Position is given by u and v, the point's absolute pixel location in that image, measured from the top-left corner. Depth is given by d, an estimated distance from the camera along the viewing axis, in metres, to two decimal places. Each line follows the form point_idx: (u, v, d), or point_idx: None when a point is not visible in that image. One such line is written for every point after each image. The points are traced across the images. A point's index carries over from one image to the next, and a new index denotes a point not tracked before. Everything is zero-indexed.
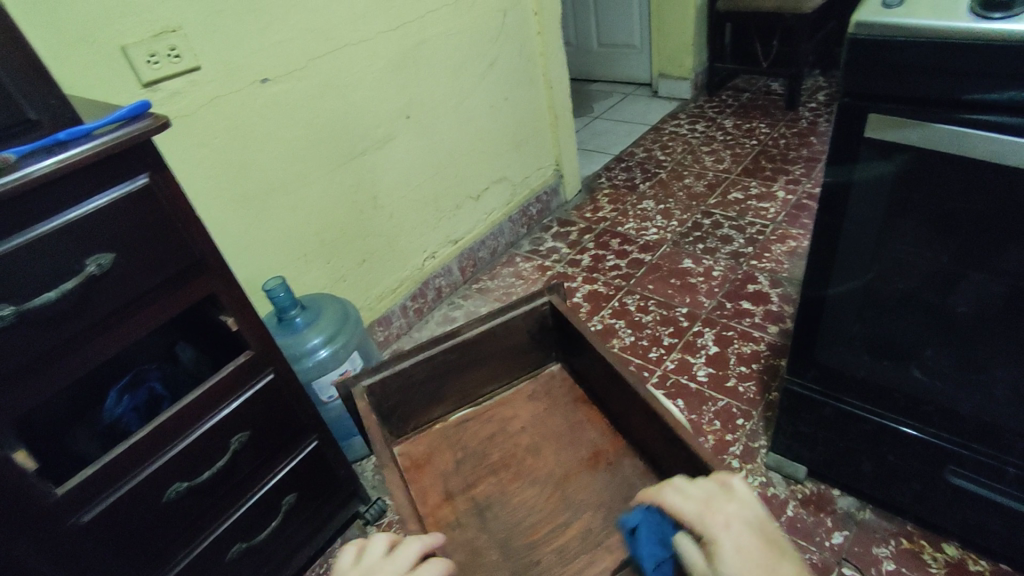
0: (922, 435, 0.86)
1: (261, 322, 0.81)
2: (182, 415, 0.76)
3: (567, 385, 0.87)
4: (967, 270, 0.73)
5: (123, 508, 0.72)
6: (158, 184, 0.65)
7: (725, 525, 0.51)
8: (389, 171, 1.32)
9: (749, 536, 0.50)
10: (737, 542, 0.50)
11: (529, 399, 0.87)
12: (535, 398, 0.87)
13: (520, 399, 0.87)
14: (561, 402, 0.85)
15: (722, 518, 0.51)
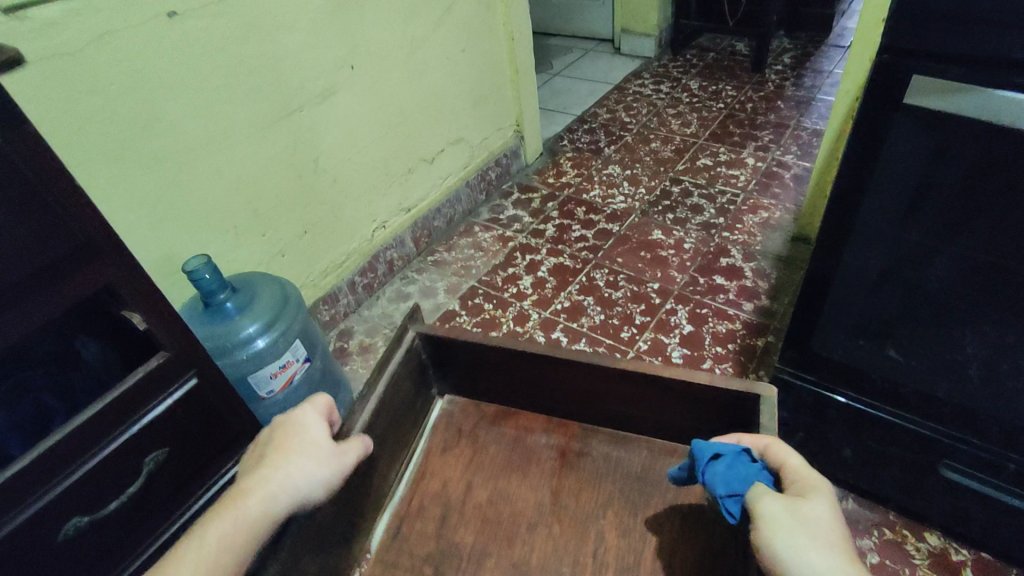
0: (893, 418, 0.83)
1: (176, 317, 0.66)
2: (79, 436, 0.61)
3: (460, 421, 0.80)
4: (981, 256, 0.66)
5: (2, 555, 0.57)
6: (19, 146, 0.49)
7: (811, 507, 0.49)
8: (332, 130, 1.16)
9: (825, 522, 0.48)
10: (824, 509, 0.49)
11: (442, 450, 0.77)
12: (446, 445, 0.77)
13: (433, 461, 0.76)
14: (468, 444, 0.77)
15: (808, 489, 0.51)
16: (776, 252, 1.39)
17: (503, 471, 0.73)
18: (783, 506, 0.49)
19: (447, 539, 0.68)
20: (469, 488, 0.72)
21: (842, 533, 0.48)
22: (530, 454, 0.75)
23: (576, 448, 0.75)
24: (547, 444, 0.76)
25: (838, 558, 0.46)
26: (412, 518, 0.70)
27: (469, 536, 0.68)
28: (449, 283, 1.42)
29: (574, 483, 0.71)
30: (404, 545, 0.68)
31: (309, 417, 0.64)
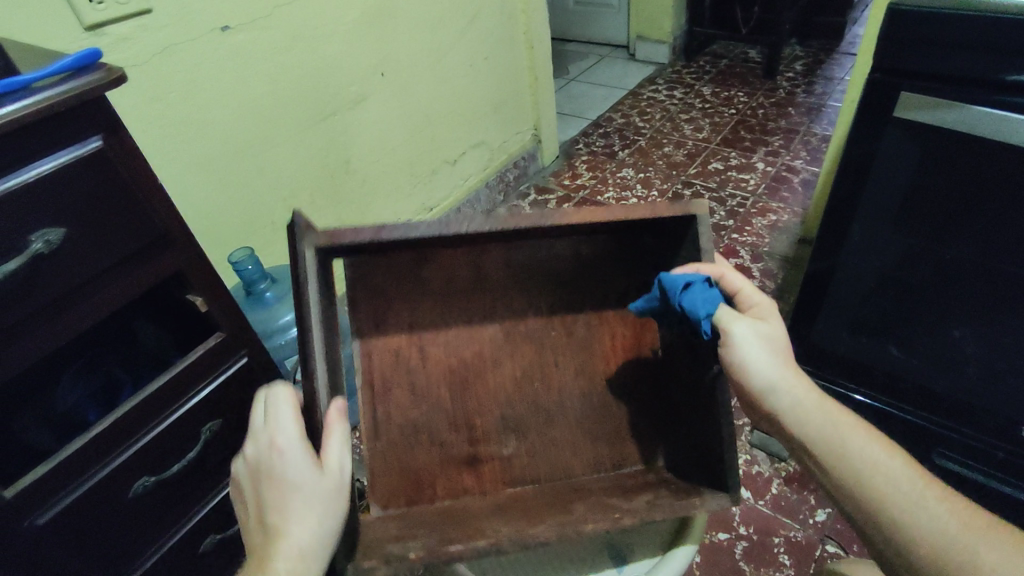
0: (873, 402, 0.90)
1: (231, 300, 0.73)
2: (146, 406, 0.68)
3: (374, 300, 0.65)
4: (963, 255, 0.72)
5: (81, 508, 0.65)
6: (115, 148, 0.56)
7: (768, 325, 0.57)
8: (363, 133, 1.23)
9: (779, 337, 0.57)
10: (778, 324, 0.57)
11: (374, 325, 0.66)
12: (375, 319, 0.66)
13: (368, 338, 0.66)
14: (400, 320, 0.67)
15: (764, 312, 0.58)
16: (783, 254, 1.44)
17: (461, 346, 0.68)
18: (749, 328, 0.55)
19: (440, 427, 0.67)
20: (431, 362, 0.67)
21: (787, 348, 0.57)
22: (477, 320, 0.68)
23: (516, 308, 0.69)
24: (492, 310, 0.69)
25: (788, 369, 0.55)
26: (382, 394, 0.66)
27: (484, 419, 0.68)
28: None
29: (547, 358, 0.70)
30: (401, 421, 0.66)
31: (276, 433, 0.49)
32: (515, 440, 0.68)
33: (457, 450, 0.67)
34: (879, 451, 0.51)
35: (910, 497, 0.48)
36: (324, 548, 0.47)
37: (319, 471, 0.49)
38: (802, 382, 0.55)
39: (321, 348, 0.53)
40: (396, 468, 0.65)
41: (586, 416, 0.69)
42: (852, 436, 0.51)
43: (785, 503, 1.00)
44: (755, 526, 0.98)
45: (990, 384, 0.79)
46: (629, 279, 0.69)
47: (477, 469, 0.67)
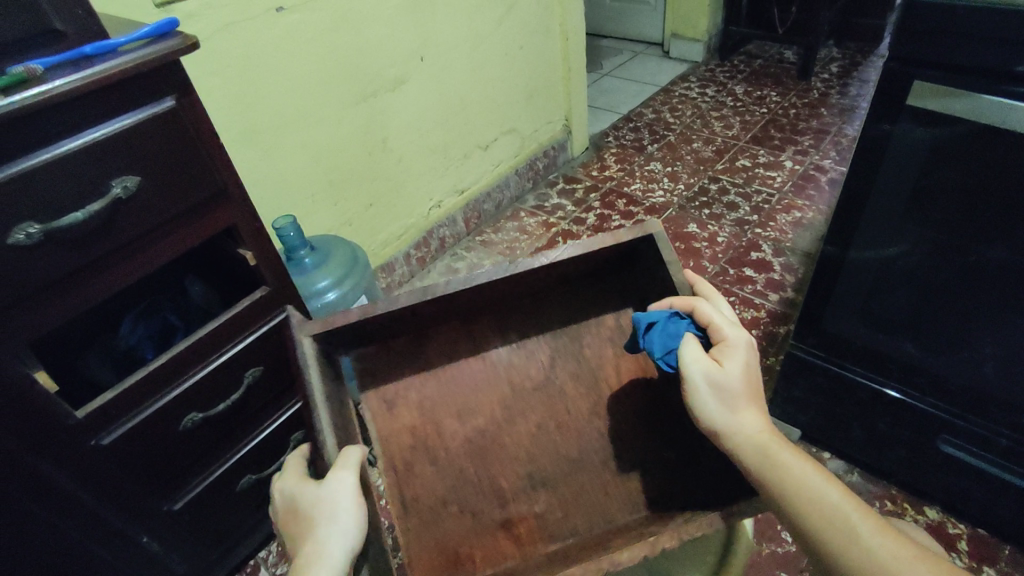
0: (905, 398, 0.91)
1: (277, 258, 0.80)
2: (198, 348, 0.75)
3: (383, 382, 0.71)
4: (970, 242, 0.74)
5: (139, 435, 0.72)
6: (185, 108, 0.63)
7: (730, 364, 0.59)
8: (401, 115, 1.29)
9: (741, 377, 0.58)
10: (743, 363, 0.59)
11: (388, 407, 0.70)
12: (387, 402, 0.71)
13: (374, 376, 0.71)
14: (410, 399, 0.71)
15: (731, 351, 0.59)
16: (805, 250, 1.46)
17: (472, 411, 0.71)
18: (701, 373, 0.58)
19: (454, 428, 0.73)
20: (449, 433, 0.70)
21: (748, 385, 0.58)
22: (483, 382, 0.73)
23: (519, 367, 0.74)
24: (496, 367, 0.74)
25: (744, 413, 0.57)
26: (407, 477, 0.68)
27: (510, 477, 0.70)
28: (495, 261, 1.55)
29: (558, 411, 0.73)
30: (429, 499, 0.68)
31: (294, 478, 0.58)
32: (544, 493, 0.69)
33: (490, 514, 0.68)
34: (824, 488, 0.52)
35: (846, 537, 0.49)
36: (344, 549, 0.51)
37: (328, 480, 0.54)
38: (756, 421, 0.57)
39: (321, 400, 0.59)
40: (432, 542, 0.66)
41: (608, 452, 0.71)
42: (797, 473, 0.53)
43: None
44: None
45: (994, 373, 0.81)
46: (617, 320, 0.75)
47: (512, 530, 0.67)
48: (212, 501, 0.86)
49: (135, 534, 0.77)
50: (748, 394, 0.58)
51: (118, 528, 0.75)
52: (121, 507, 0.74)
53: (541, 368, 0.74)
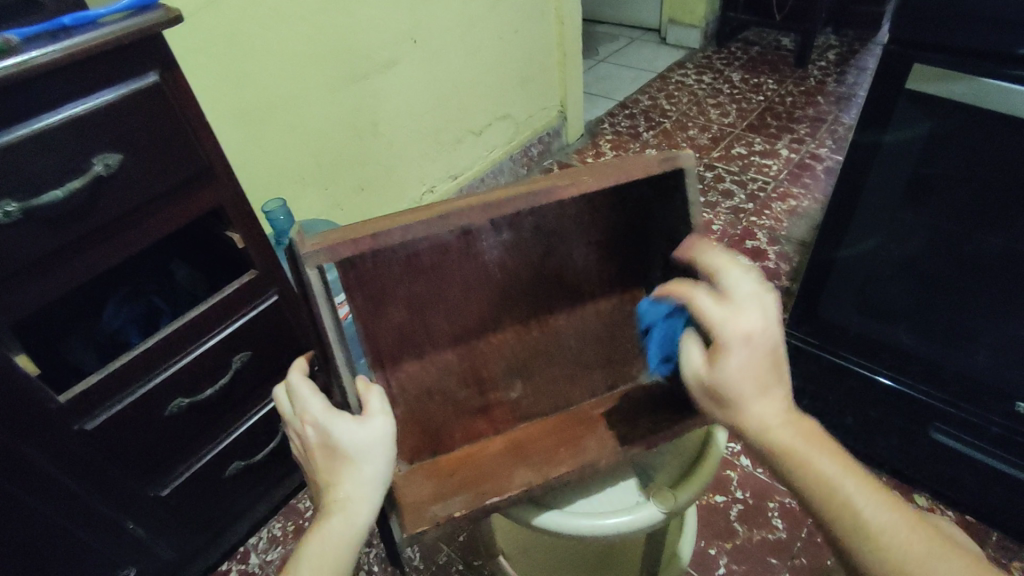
0: (895, 385, 0.91)
1: (265, 240, 0.78)
2: (184, 331, 0.74)
3: (367, 281, 0.60)
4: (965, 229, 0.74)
5: (124, 419, 0.71)
6: (168, 84, 0.61)
7: (748, 339, 0.45)
8: (393, 97, 1.27)
9: (762, 357, 0.45)
10: (765, 339, 0.45)
11: (374, 304, 0.62)
12: (373, 298, 0.62)
13: (367, 322, 0.63)
14: (397, 295, 0.63)
15: (753, 325, 0.45)
16: (800, 239, 1.46)
17: (462, 311, 0.66)
18: (689, 372, 0.48)
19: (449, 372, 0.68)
20: (436, 329, 0.66)
21: (771, 365, 0.46)
22: (475, 284, 0.66)
23: (509, 268, 0.66)
24: (487, 276, 0.66)
25: (745, 403, 0.46)
26: (393, 367, 0.66)
27: (490, 368, 0.69)
28: None
29: (543, 309, 0.70)
30: (415, 387, 0.67)
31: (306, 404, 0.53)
32: (521, 381, 0.70)
33: (470, 403, 0.68)
34: (833, 475, 0.44)
35: (858, 532, 0.43)
36: (381, 486, 0.51)
37: (369, 422, 0.51)
38: (777, 410, 0.46)
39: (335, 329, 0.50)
40: (416, 427, 0.66)
41: (584, 349, 0.71)
42: (817, 468, 0.44)
43: None
44: (751, 492, 1.01)
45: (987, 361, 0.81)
46: (611, 223, 0.67)
47: (491, 414, 0.69)
48: (200, 486, 0.85)
49: (121, 519, 0.76)
50: (756, 375, 0.46)
51: (104, 512, 0.74)
52: (108, 491, 0.74)
53: (532, 269, 0.67)
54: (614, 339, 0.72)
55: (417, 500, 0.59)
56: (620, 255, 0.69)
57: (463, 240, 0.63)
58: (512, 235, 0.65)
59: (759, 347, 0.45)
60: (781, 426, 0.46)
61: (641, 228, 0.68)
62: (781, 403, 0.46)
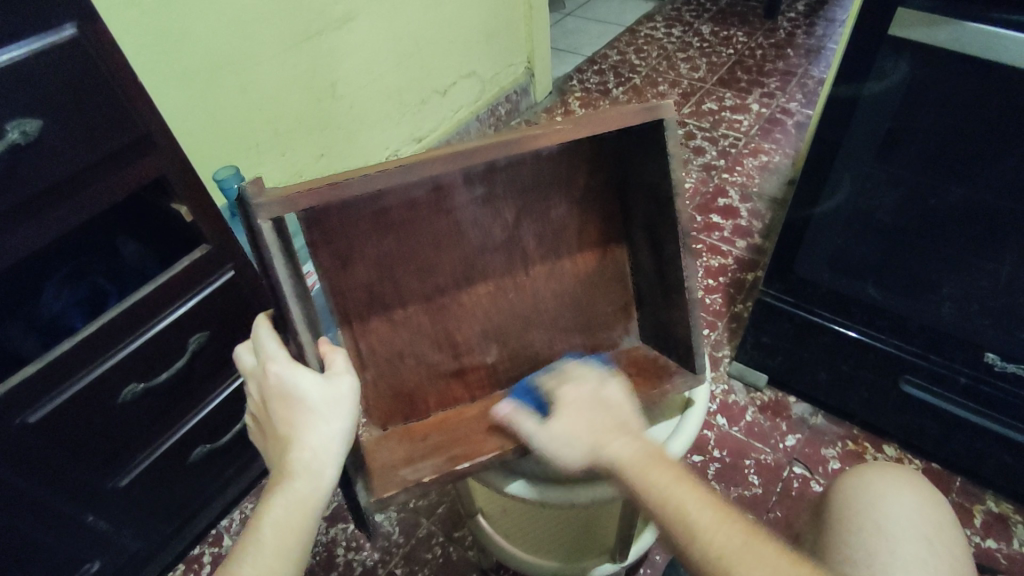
0: (862, 337, 0.91)
1: (217, 212, 0.73)
2: (134, 314, 0.68)
3: (332, 238, 0.57)
4: (942, 182, 0.73)
5: (72, 408, 0.67)
6: (89, 40, 0.55)
7: (578, 398, 0.56)
8: (351, 54, 1.20)
9: (589, 403, 0.55)
10: (572, 395, 0.56)
11: (341, 263, 0.58)
12: (339, 256, 0.58)
13: (336, 279, 0.59)
14: (365, 255, 0.59)
15: (583, 391, 0.56)
16: (772, 195, 1.45)
17: (435, 270, 0.63)
18: (551, 432, 0.53)
19: (421, 343, 0.64)
20: (409, 291, 0.62)
21: (593, 408, 0.54)
22: (447, 242, 0.62)
23: (484, 227, 0.63)
24: (459, 234, 0.62)
25: (608, 453, 0.50)
26: (362, 331, 0.61)
27: (465, 332, 0.66)
28: None
29: (519, 269, 0.66)
30: (386, 349, 0.63)
31: (269, 359, 0.49)
32: (497, 346, 0.68)
33: (445, 367, 0.66)
34: (693, 502, 0.46)
35: (730, 542, 0.44)
36: (345, 446, 0.48)
37: (333, 379, 0.48)
38: (610, 435, 0.51)
39: (290, 290, 0.46)
40: (389, 391, 0.64)
41: (561, 312, 0.69)
42: (658, 482, 0.47)
43: (758, 430, 1.05)
44: (726, 450, 1.03)
45: (954, 313, 0.82)
46: (589, 179, 0.65)
47: (465, 378, 0.67)
48: (163, 473, 0.81)
49: (76, 511, 0.72)
50: (614, 429, 0.52)
51: (58, 507, 0.70)
52: (62, 483, 0.69)
53: (506, 228, 0.64)
54: (594, 302, 0.70)
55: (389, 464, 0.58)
56: (599, 212, 0.67)
57: (433, 196, 0.59)
58: (486, 191, 0.61)
59: (620, 423, 0.53)
60: (647, 456, 0.49)
61: (620, 183, 0.65)
62: (643, 445, 0.50)
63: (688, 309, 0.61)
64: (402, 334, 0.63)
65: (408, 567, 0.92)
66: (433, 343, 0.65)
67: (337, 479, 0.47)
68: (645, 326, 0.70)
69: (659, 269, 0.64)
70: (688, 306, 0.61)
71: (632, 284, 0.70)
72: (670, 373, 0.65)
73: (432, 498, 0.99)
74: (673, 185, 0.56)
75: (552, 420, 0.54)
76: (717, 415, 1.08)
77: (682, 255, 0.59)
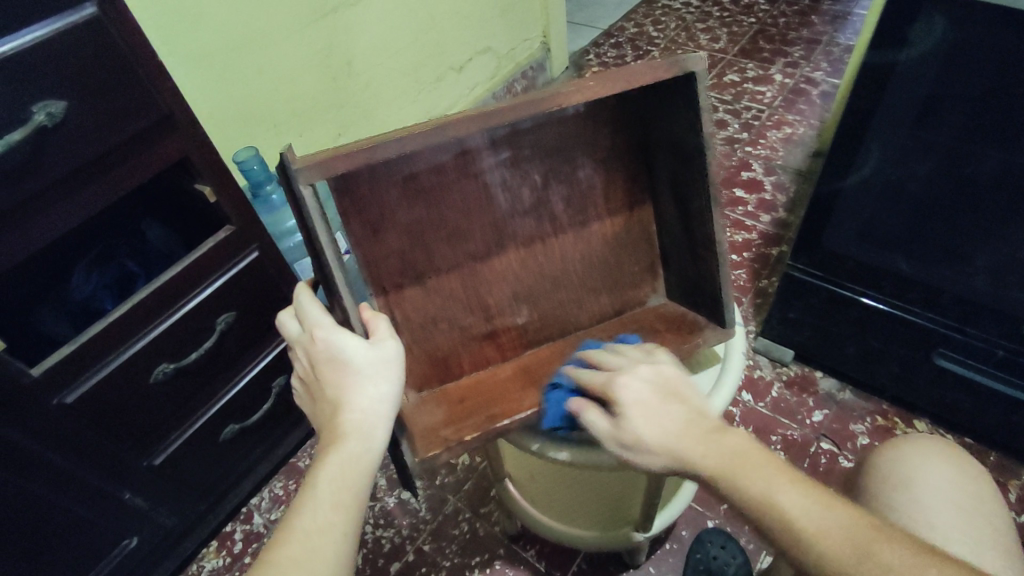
0: (892, 310, 0.90)
1: (239, 193, 0.72)
2: (162, 295, 0.69)
3: (363, 207, 0.56)
4: (981, 148, 0.70)
5: (106, 389, 0.68)
6: (111, 19, 0.54)
7: (621, 378, 0.49)
8: (367, 32, 1.18)
9: (646, 385, 0.48)
10: (629, 380, 0.48)
11: (372, 232, 0.58)
12: (371, 225, 0.57)
13: (368, 247, 0.58)
14: (396, 222, 0.58)
15: (628, 373, 0.49)
16: (798, 167, 1.42)
17: (464, 238, 0.62)
18: (632, 436, 0.46)
19: (449, 317, 0.65)
20: (439, 258, 0.62)
21: (664, 395, 0.48)
22: (474, 209, 0.61)
23: (512, 189, 0.62)
24: (486, 201, 0.61)
25: (697, 453, 0.44)
26: (395, 299, 0.61)
27: (495, 295, 0.66)
28: None
29: (547, 232, 0.65)
30: (420, 316, 0.63)
31: (314, 325, 0.48)
32: (528, 307, 0.67)
33: (476, 329, 0.66)
34: (798, 506, 0.40)
35: (857, 543, 0.37)
36: (392, 410, 0.49)
37: (378, 345, 0.48)
38: (692, 432, 0.45)
39: (335, 256, 0.46)
40: (423, 354, 0.64)
41: (589, 273, 0.69)
42: (754, 476, 0.42)
43: (784, 405, 1.04)
44: (753, 426, 1.02)
45: (989, 284, 0.80)
46: (614, 140, 0.63)
47: (498, 340, 0.67)
48: (195, 452, 0.83)
49: (112, 489, 0.74)
50: (698, 430, 0.45)
51: (96, 484, 0.72)
52: (98, 462, 0.71)
53: (534, 191, 0.63)
54: (620, 262, 0.69)
55: (430, 427, 0.58)
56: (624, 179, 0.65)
57: (459, 160, 0.58)
58: (511, 153, 0.60)
59: (695, 421, 0.46)
60: (743, 459, 0.43)
61: (644, 142, 0.64)
62: (733, 440, 0.44)
63: (717, 265, 0.60)
64: (435, 302, 0.63)
65: (435, 543, 0.93)
66: (461, 315, 0.65)
67: (387, 440, 0.48)
68: (671, 284, 0.70)
69: (686, 235, 0.63)
70: (718, 261, 0.60)
71: (657, 241, 0.69)
72: (699, 328, 0.65)
73: (458, 475, 1.00)
74: (704, 152, 0.54)
75: (624, 423, 0.47)
76: (743, 391, 1.07)
77: (711, 208, 0.57)
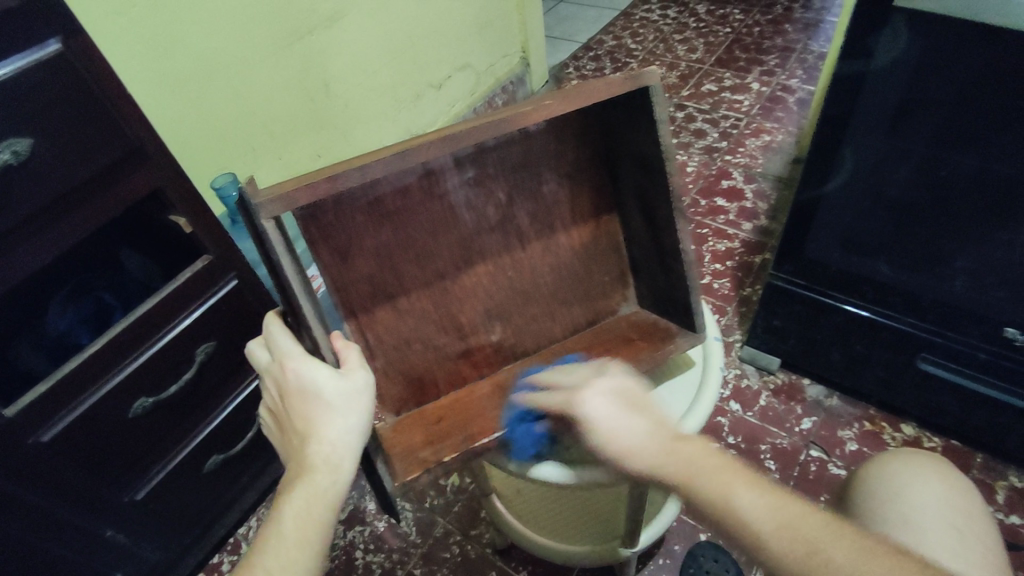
0: (874, 315, 0.90)
1: (215, 222, 0.72)
2: (139, 328, 0.68)
3: (329, 234, 0.56)
4: (951, 154, 0.71)
5: (83, 425, 0.66)
6: (76, 55, 0.54)
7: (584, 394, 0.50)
8: (343, 53, 1.18)
9: (609, 399, 0.50)
10: (598, 395, 0.50)
11: (341, 257, 0.57)
12: (339, 251, 0.57)
13: (337, 273, 0.58)
14: (364, 246, 0.58)
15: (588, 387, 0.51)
16: (777, 174, 1.43)
17: (435, 259, 0.62)
18: (607, 451, 0.48)
19: (428, 338, 0.64)
20: (409, 279, 0.61)
21: (631, 407, 0.50)
22: (442, 228, 0.61)
23: (477, 208, 0.62)
24: (455, 220, 0.61)
25: (652, 462, 0.46)
26: (369, 323, 0.61)
27: (468, 313, 0.65)
28: None
29: (516, 247, 0.65)
30: (395, 338, 0.63)
31: (285, 356, 0.48)
32: (501, 324, 0.67)
33: (451, 348, 0.65)
34: (753, 505, 0.44)
35: (816, 533, 0.42)
36: (362, 440, 0.48)
37: (346, 375, 0.47)
38: (654, 439, 0.47)
39: (301, 287, 0.45)
40: (399, 375, 0.63)
41: (561, 286, 0.68)
42: (716, 484, 0.45)
43: (772, 414, 1.04)
44: (742, 436, 1.02)
45: (968, 288, 0.80)
46: (577, 153, 0.63)
47: (472, 360, 0.66)
48: (178, 485, 0.81)
49: (93, 526, 0.72)
50: (669, 438, 0.48)
51: (76, 522, 0.70)
52: (77, 501, 0.69)
53: (498, 208, 0.63)
54: (590, 273, 0.69)
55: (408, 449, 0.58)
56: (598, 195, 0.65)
57: (424, 180, 0.58)
58: (477, 171, 0.60)
59: (658, 430, 0.48)
60: (692, 461, 0.46)
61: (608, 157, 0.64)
62: (690, 446, 0.47)
63: (686, 273, 0.61)
64: (407, 322, 0.63)
65: (426, 567, 0.92)
66: (438, 335, 0.64)
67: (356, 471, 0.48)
68: (641, 291, 0.70)
69: (656, 245, 0.63)
70: (686, 269, 0.60)
71: (626, 253, 0.70)
72: (672, 336, 0.65)
73: (448, 497, 0.99)
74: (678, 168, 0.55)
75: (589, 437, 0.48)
76: (731, 401, 1.07)
77: (676, 218, 0.58)
